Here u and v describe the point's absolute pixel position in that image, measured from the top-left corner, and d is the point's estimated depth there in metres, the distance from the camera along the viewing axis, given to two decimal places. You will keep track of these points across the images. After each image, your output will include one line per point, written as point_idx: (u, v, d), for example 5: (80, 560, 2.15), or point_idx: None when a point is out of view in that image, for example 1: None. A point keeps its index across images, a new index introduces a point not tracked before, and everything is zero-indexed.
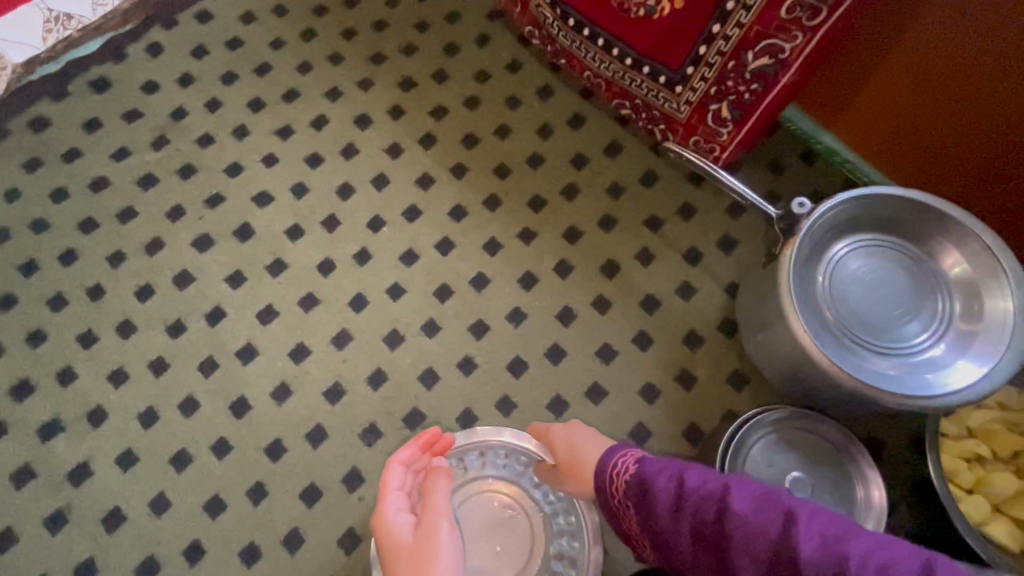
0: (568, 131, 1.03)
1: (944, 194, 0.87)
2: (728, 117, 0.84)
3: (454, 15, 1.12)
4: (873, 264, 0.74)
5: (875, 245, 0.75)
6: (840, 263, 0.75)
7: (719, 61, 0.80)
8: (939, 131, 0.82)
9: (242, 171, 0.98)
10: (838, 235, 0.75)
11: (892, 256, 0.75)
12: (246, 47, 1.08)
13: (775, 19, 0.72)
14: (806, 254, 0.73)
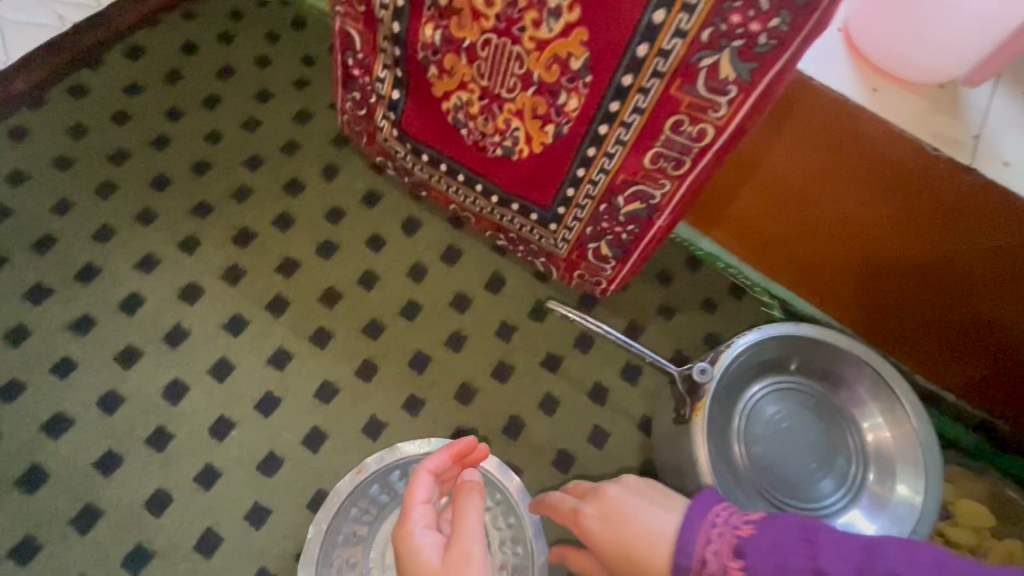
0: (442, 267, 0.91)
1: (820, 279, 0.85)
2: (609, 254, 0.78)
3: (291, 144, 0.97)
4: (788, 411, 0.72)
5: (791, 389, 0.73)
6: (756, 406, 0.72)
7: (590, 204, 0.73)
8: (800, 237, 0.81)
9: (16, 392, 0.76)
10: (754, 374, 0.73)
11: (803, 404, 0.73)
12: (18, 217, 0.85)
13: (640, 168, 0.66)
14: (721, 398, 0.69)
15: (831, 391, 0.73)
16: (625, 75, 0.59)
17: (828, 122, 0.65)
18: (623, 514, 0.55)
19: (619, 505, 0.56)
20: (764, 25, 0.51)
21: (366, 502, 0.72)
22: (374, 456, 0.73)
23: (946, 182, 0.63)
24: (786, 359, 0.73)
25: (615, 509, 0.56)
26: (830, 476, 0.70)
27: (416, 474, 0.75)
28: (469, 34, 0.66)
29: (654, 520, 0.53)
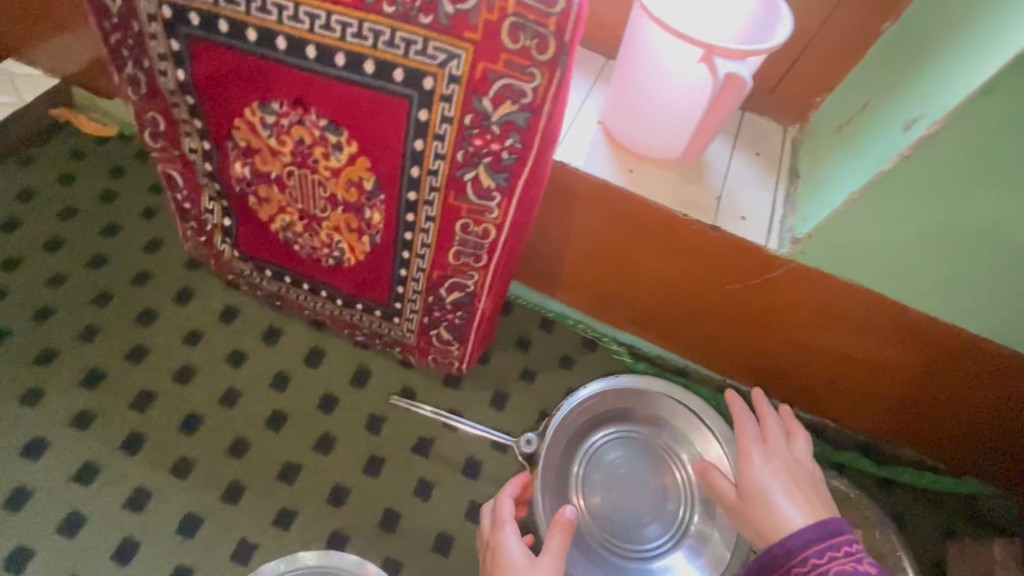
0: (306, 371, 0.94)
1: (645, 319, 0.94)
2: (451, 337, 0.84)
3: (141, 273, 0.98)
4: (625, 457, 0.79)
5: (627, 434, 0.80)
6: (595, 455, 0.79)
7: (419, 297, 0.79)
8: (613, 286, 0.91)
9: None
10: (591, 425, 0.79)
11: (638, 448, 0.80)
12: None
13: (449, 263, 0.73)
14: (558, 454, 0.76)
15: (662, 433, 0.80)
16: (410, 191, 0.67)
17: (590, 194, 0.76)
18: (796, 493, 0.64)
19: (791, 471, 0.66)
20: (503, 145, 0.60)
21: None
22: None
23: (702, 238, 0.74)
24: (619, 408, 0.80)
25: (764, 477, 0.65)
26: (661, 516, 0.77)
27: None
28: (273, 168, 0.72)
29: (768, 513, 0.62)
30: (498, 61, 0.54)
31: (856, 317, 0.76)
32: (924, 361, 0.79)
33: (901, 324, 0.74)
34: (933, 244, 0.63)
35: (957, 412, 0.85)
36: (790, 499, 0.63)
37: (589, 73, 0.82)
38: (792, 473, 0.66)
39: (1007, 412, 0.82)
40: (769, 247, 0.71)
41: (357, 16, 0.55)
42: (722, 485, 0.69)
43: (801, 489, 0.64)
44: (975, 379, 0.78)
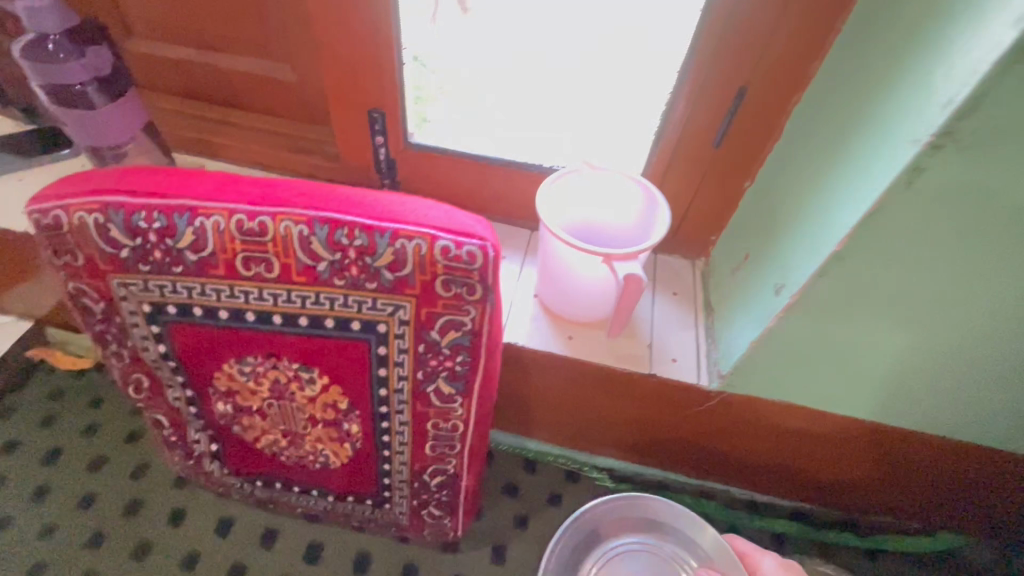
0: (309, 570, 0.96)
1: (614, 443, 1.03)
2: (442, 512, 0.89)
3: (132, 503, 1.01)
4: (631, 573, 0.83)
5: (627, 549, 0.84)
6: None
7: (406, 484, 0.85)
8: (579, 421, 1.00)
9: None
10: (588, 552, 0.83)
11: (641, 561, 0.84)
12: None
13: (427, 455, 0.80)
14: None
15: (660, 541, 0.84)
16: (381, 405, 0.75)
17: (537, 360, 0.86)
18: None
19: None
20: (455, 361, 0.69)
21: None
22: None
23: (645, 383, 0.84)
24: (609, 530, 0.84)
25: None
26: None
27: None
28: (253, 402, 0.79)
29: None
30: (438, 304, 0.64)
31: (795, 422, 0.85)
32: (865, 448, 0.87)
33: (835, 425, 0.83)
34: (833, 376, 0.72)
35: (912, 485, 0.93)
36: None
37: (518, 249, 0.98)
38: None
39: (958, 483, 0.89)
40: (702, 384, 0.81)
41: (313, 290, 0.65)
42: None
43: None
44: (915, 458, 0.87)
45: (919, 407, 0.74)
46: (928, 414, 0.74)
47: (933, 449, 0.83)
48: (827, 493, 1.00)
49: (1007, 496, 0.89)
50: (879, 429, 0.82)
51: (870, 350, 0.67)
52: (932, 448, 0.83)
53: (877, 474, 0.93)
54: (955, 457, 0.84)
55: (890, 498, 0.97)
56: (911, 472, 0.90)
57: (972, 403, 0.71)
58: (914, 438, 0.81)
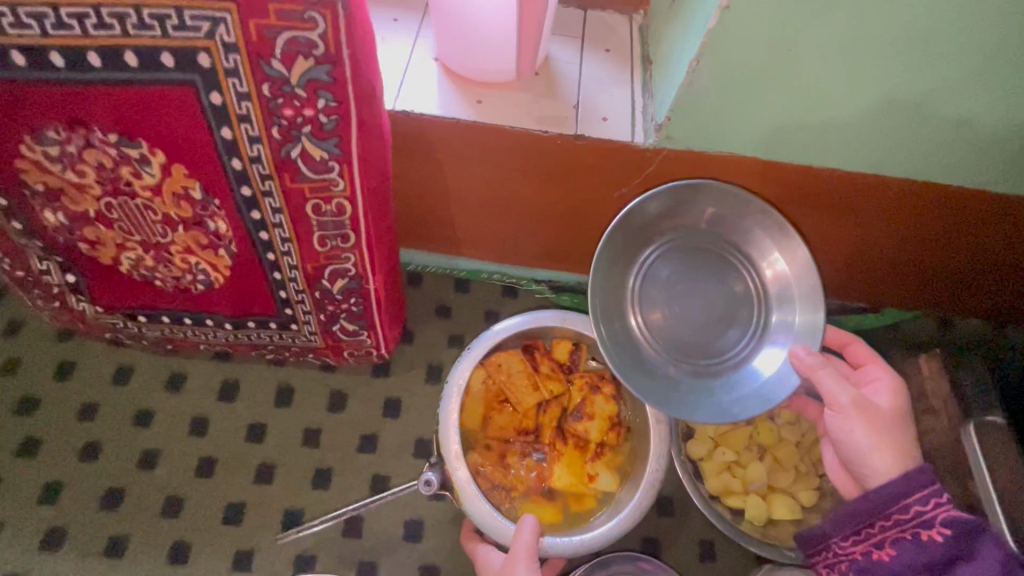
0: (225, 410, 0.87)
1: (549, 249, 0.92)
2: (356, 326, 0.79)
3: (11, 360, 0.88)
4: (704, 286, 0.70)
5: (722, 272, 0.69)
6: (676, 261, 0.70)
7: (306, 296, 0.73)
8: (504, 226, 0.88)
9: None
10: (686, 235, 0.70)
11: (724, 278, 0.69)
12: None
13: (318, 252, 0.67)
14: (619, 240, 0.68)
15: (764, 294, 0.68)
16: (242, 187, 0.60)
17: (439, 137, 0.71)
18: (897, 443, 0.59)
19: (894, 418, 0.61)
20: (316, 108, 0.54)
21: None
22: None
23: (571, 151, 0.71)
24: (727, 237, 0.69)
25: (883, 418, 0.60)
26: (688, 355, 0.70)
27: None
28: (87, 204, 0.64)
29: (855, 435, 0.60)
30: (269, 13, 0.48)
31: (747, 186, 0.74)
32: (822, 212, 0.78)
33: (789, 180, 0.73)
34: (783, 99, 0.62)
35: (863, 257, 0.87)
36: (887, 446, 0.59)
37: (414, 11, 0.78)
38: (885, 418, 0.60)
39: (911, 245, 0.84)
40: (637, 142, 0.69)
41: (89, 3, 0.47)
42: (828, 380, 0.60)
43: (892, 440, 0.59)
44: (874, 217, 0.78)
45: (876, 129, 0.64)
46: (885, 140, 0.66)
47: (888, 200, 0.75)
48: None
49: (956, 251, 0.84)
50: (840, 181, 0.72)
51: (827, 47, 0.56)
52: (888, 198, 0.74)
53: (829, 247, 0.86)
54: (917, 205, 0.75)
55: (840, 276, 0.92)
56: (863, 237, 0.83)
57: (934, 117, 0.62)
58: (870, 184, 0.72)
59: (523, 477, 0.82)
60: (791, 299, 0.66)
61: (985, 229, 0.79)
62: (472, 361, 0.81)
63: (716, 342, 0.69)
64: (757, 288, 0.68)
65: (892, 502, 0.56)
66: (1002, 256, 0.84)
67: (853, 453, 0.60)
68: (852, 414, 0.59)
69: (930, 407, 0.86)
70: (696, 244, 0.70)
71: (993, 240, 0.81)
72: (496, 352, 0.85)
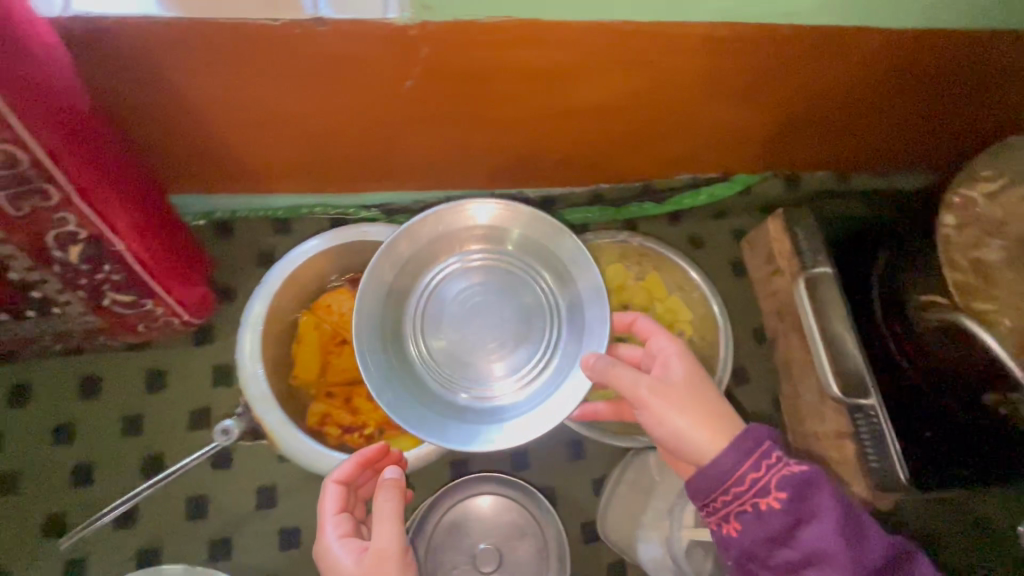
0: (21, 416, 0.76)
1: (362, 168, 0.81)
2: (134, 297, 0.67)
3: None
4: (504, 308, 0.70)
5: (497, 301, 0.70)
6: (456, 297, 0.70)
7: (45, 273, 0.60)
8: (298, 150, 0.75)
9: None
10: (456, 262, 0.70)
11: (498, 321, 0.70)
12: None
13: (22, 217, 0.54)
14: (374, 303, 0.66)
15: (556, 302, 0.69)
16: None
17: (148, 50, 0.56)
18: (719, 413, 0.55)
19: (696, 386, 0.56)
20: None
21: None
22: None
23: (324, 41, 0.57)
24: (503, 257, 0.70)
25: (693, 392, 0.56)
26: (529, 372, 0.67)
27: None
28: None
29: (683, 416, 0.54)
30: None
31: (541, 62, 0.65)
32: (630, 84, 0.71)
33: (580, 49, 0.64)
34: None
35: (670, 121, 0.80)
36: (712, 419, 0.54)
37: None
38: (690, 386, 0.56)
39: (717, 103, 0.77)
40: (392, 18, 0.55)
41: None
42: (623, 370, 0.56)
43: (701, 411, 0.54)
44: (682, 80, 0.72)
45: None
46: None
47: (666, 55, 0.67)
48: (613, 161, 0.88)
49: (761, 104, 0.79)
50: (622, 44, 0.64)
51: None
52: (666, 54, 0.66)
53: (628, 115, 0.77)
54: (756, 50, 0.68)
55: (658, 144, 0.85)
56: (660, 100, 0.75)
57: None
58: (648, 35, 0.63)
59: (375, 416, 0.76)
60: (575, 307, 0.67)
61: (794, 74, 0.73)
62: (272, 293, 0.73)
63: (534, 360, 0.68)
64: (530, 314, 0.70)
65: (730, 476, 0.51)
66: (832, 101, 0.79)
67: (679, 441, 0.54)
68: (653, 400, 0.55)
69: (778, 267, 0.85)
70: (468, 271, 0.70)
71: (819, 82, 0.75)
72: (323, 295, 0.79)
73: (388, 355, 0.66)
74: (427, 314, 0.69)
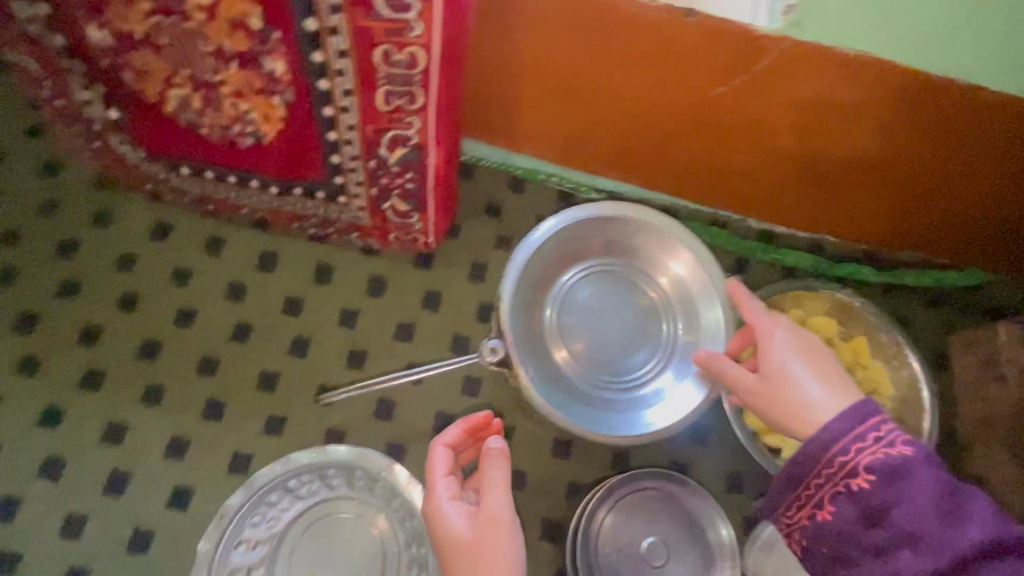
0: (263, 279, 0.85)
1: (611, 156, 0.84)
2: (408, 208, 0.74)
3: (47, 202, 0.85)
4: (621, 312, 0.75)
5: (620, 304, 0.75)
6: (587, 292, 0.74)
7: (359, 164, 0.68)
8: (569, 123, 0.80)
9: None
10: (596, 262, 0.75)
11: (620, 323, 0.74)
12: None
13: (381, 112, 0.61)
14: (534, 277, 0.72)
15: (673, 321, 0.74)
16: (307, 20, 0.53)
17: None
18: (833, 376, 0.57)
19: (801, 359, 0.58)
20: None
21: (233, 528, 0.71)
22: (232, 498, 0.72)
23: (678, 26, 0.62)
24: (633, 268, 0.76)
25: (794, 367, 0.58)
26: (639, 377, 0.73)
27: (292, 488, 0.74)
28: (136, 25, 0.58)
29: (792, 388, 0.57)
30: None
31: (813, 89, 0.66)
32: (872, 134, 0.71)
33: (844, 81, 0.65)
34: None
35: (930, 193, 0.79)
36: (824, 379, 0.56)
37: None
38: (799, 358, 0.58)
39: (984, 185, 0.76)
40: (759, 25, 0.60)
41: None
42: (727, 363, 0.63)
43: (802, 387, 0.57)
44: (916, 142, 0.71)
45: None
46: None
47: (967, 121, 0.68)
48: (847, 221, 0.86)
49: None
50: (873, 84, 0.65)
51: None
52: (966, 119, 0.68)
53: (890, 176, 0.77)
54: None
55: (899, 216, 0.83)
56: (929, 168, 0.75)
57: None
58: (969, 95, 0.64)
59: None
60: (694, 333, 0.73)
61: (1003, 161, 0.72)
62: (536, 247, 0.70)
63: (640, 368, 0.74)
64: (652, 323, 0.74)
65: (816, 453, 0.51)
66: None
67: (787, 411, 0.56)
68: (753, 380, 0.60)
69: (1002, 374, 0.80)
70: (606, 271, 0.75)
71: None
72: None
73: (531, 327, 0.71)
74: (566, 299, 0.74)
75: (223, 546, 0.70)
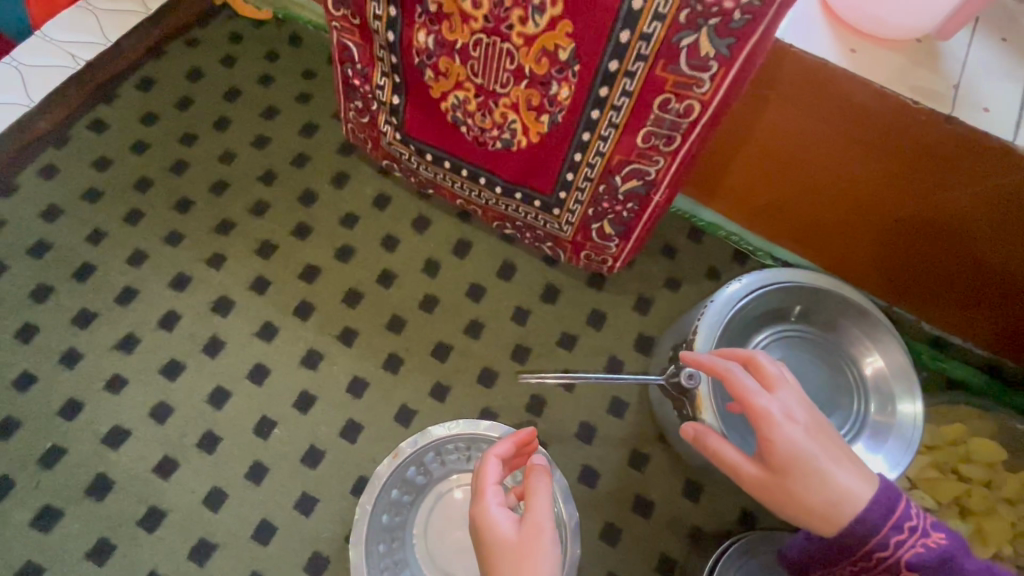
0: (455, 262, 0.96)
1: (803, 229, 0.88)
2: (612, 233, 0.82)
3: (300, 156, 1.01)
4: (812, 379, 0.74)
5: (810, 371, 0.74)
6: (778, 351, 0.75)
7: (590, 186, 0.76)
8: (774, 189, 0.85)
9: (90, 410, 0.83)
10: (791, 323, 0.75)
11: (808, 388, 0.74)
12: (73, 250, 0.92)
13: (634, 147, 0.69)
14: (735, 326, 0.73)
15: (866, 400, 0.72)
16: (612, 61, 0.63)
17: (784, 72, 0.69)
18: (841, 457, 0.51)
19: (825, 437, 0.52)
20: (738, 2, 0.55)
21: (393, 476, 0.76)
22: (407, 442, 0.76)
23: (928, 129, 0.66)
24: (829, 338, 0.75)
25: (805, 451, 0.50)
26: None
27: (448, 453, 0.79)
28: (460, 36, 0.70)
29: (811, 485, 0.50)
30: None
31: None
32: None
33: None
34: None
35: None
36: (840, 464, 0.50)
37: None
38: (825, 437, 0.52)
39: None
40: (1019, 144, 0.63)
41: None
42: (725, 448, 0.54)
43: (821, 482, 0.50)
44: None
45: None
46: None
47: None
48: None
49: None
50: None
51: None
52: None
53: None
54: None
55: None
56: None
57: None
58: None
59: None
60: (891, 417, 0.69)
61: None
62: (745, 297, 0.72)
63: None
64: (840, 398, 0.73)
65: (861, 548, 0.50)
66: None
67: (809, 512, 0.50)
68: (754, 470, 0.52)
69: None
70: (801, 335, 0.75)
71: None
72: None
73: None
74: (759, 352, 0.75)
75: (382, 489, 0.75)
